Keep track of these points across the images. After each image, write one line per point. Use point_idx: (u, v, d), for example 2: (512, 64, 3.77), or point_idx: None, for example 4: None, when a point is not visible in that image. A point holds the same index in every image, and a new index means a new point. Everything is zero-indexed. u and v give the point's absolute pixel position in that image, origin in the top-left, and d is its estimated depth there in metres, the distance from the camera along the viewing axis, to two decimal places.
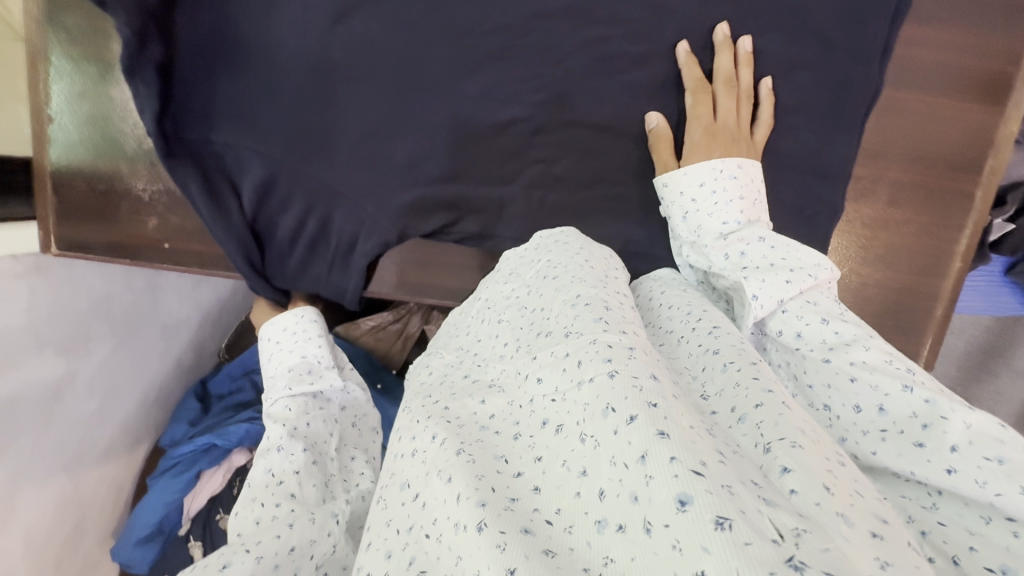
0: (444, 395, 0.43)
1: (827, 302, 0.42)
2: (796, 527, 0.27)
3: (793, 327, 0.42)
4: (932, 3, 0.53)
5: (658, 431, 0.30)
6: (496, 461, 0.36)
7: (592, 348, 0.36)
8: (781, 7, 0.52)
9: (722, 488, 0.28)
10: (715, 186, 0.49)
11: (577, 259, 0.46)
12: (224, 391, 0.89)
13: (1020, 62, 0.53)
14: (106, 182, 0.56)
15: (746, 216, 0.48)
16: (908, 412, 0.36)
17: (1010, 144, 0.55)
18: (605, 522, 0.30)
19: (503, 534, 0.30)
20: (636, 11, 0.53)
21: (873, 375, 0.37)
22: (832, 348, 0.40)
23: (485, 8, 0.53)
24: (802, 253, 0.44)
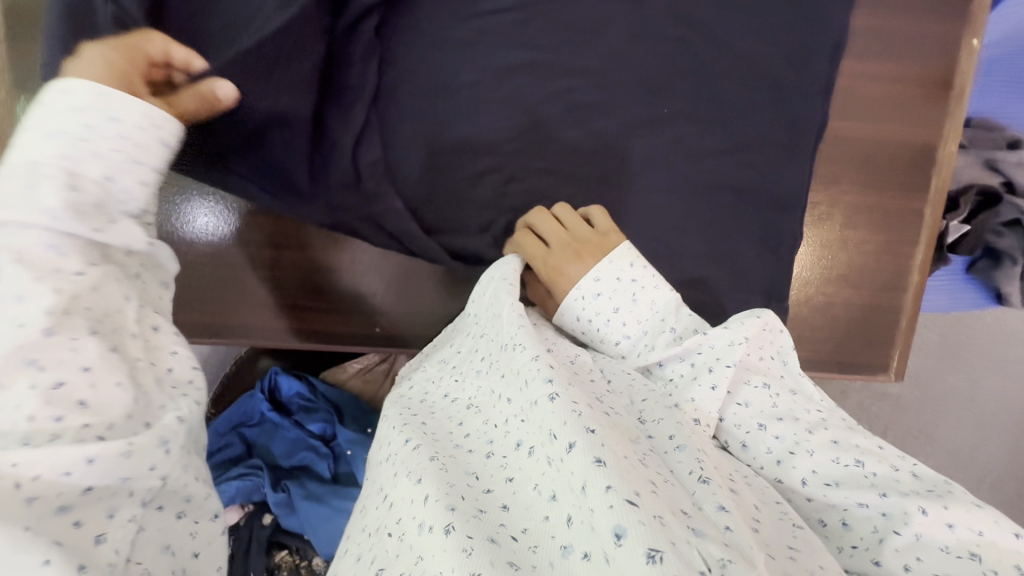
0: (423, 411, 0.50)
1: (757, 394, 0.44)
2: (722, 558, 0.31)
3: (764, 435, 0.43)
4: (869, 41, 0.58)
5: (594, 459, 0.34)
6: (467, 476, 0.41)
7: (536, 365, 0.42)
8: (729, 54, 0.56)
9: (653, 519, 0.32)
10: (616, 297, 0.50)
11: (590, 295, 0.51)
12: (212, 448, 0.88)
13: (952, 88, 0.58)
14: None
15: (620, 311, 0.50)
16: (869, 528, 0.37)
17: (951, 164, 0.59)
18: (570, 547, 0.33)
19: (469, 539, 0.35)
20: (595, 62, 0.57)
21: (825, 480, 0.39)
22: (778, 459, 0.41)
23: (454, 67, 0.56)
24: (710, 338, 0.46)
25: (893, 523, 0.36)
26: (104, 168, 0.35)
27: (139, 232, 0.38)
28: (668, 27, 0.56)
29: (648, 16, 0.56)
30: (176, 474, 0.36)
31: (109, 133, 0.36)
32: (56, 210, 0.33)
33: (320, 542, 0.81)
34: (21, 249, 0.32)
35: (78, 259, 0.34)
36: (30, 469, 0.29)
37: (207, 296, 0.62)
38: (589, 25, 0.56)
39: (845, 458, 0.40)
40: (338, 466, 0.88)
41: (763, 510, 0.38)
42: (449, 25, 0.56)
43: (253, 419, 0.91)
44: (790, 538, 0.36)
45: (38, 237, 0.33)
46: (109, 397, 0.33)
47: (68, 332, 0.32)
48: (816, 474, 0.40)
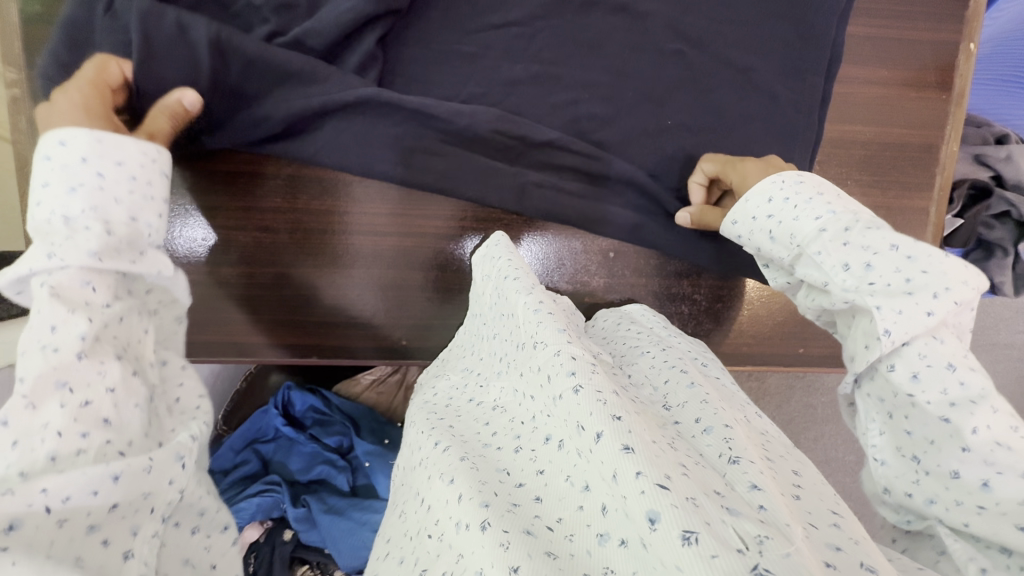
0: (449, 415, 0.51)
1: (953, 341, 0.39)
2: (758, 534, 0.31)
3: (930, 410, 0.38)
4: (870, 48, 0.60)
5: (623, 447, 0.35)
6: (498, 473, 0.42)
7: (557, 358, 0.42)
8: (727, 65, 0.58)
9: (686, 501, 0.32)
10: (788, 194, 0.46)
11: (765, 205, 0.47)
12: (227, 465, 0.88)
13: (950, 90, 0.61)
14: None
15: (839, 208, 0.43)
16: (1017, 499, 0.35)
17: (954, 162, 0.61)
18: (607, 535, 0.35)
19: (506, 533, 0.35)
20: (602, 75, 0.58)
21: (993, 450, 0.36)
22: (953, 403, 0.37)
23: (459, 81, 0.57)
24: (941, 261, 0.38)
25: None
26: (128, 210, 0.41)
27: (165, 261, 0.42)
28: (669, 42, 0.58)
29: (647, 29, 0.58)
30: (191, 489, 0.37)
31: (119, 175, 0.42)
32: (94, 252, 0.38)
33: (342, 556, 0.80)
34: (57, 286, 0.37)
35: (106, 292, 0.38)
36: (39, 485, 0.30)
37: (220, 315, 0.59)
38: (592, 40, 0.58)
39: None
40: (356, 479, 0.88)
41: (802, 491, 0.39)
42: (454, 39, 0.57)
43: (269, 435, 0.91)
44: (827, 516, 0.37)
45: (74, 274, 0.37)
46: (129, 415, 0.36)
47: (98, 355, 0.36)
48: (966, 475, 0.37)
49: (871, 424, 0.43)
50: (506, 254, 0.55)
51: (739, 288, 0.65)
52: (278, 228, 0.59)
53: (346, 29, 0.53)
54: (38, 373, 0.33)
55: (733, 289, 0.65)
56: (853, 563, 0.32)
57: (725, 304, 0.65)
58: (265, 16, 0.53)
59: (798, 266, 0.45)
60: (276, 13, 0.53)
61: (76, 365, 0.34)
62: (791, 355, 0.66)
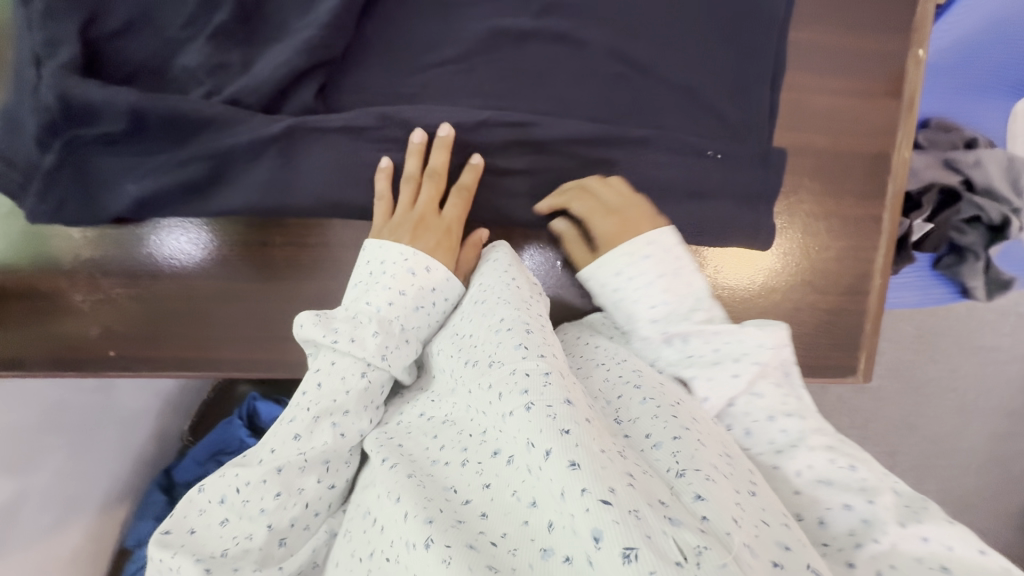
0: (400, 432, 0.49)
1: (771, 394, 0.46)
2: (698, 545, 0.30)
3: (765, 457, 0.43)
4: (816, 56, 0.59)
5: (570, 462, 0.34)
6: (445, 491, 0.41)
7: (512, 377, 0.40)
8: (676, 71, 0.56)
9: (629, 515, 0.31)
10: (631, 271, 0.53)
11: (612, 275, 0.54)
12: (190, 478, 0.87)
13: (901, 97, 0.60)
14: (44, 298, 0.54)
15: (671, 295, 0.52)
16: (847, 531, 0.37)
17: (906, 170, 0.61)
18: (551, 549, 0.33)
19: (449, 549, 0.35)
20: (547, 84, 0.56)
21: (817, 486, 0.40)
22: (780, 451, 0.43)
23: (397, 90, 0.55)
24: (731, 336, 0.48)
25: (873, 531, 0.36)
26: (410, 303, 0.51)
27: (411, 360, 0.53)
28: (611, 65, 0.56)
29: (587, 59, 0.56)
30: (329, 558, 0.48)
31: (415, 277, 0.52)
32: (387, 355, 0.49)
33: None
34: (372, 378, 0.49)
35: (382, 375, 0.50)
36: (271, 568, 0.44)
37: (157, 328, 0.56)
38: (532, 68, 0.56)
39: (841, 463, 0.41)
40: None
41: (759, 487, 0.38)
42: (392, 44, 0.54)
43: (234, 447, 0.89)
44: (779, 514, 0.36)
45: (377, 350, 0.49)
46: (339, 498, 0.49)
47: (347, 428, 0.48)
48: (808, 514, 0.40)
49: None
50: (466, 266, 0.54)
51: None
52: (222, 238, 0.56)
53: (279, 40, 0.52)
54: (328, 443, 0.47)
55: None
56: (800, 564, 0.32)
57: None
58: (200, 78, 0.50)
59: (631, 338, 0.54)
60: (212, 76, 0.50)
61: (345, 448, 0.48)
62: None
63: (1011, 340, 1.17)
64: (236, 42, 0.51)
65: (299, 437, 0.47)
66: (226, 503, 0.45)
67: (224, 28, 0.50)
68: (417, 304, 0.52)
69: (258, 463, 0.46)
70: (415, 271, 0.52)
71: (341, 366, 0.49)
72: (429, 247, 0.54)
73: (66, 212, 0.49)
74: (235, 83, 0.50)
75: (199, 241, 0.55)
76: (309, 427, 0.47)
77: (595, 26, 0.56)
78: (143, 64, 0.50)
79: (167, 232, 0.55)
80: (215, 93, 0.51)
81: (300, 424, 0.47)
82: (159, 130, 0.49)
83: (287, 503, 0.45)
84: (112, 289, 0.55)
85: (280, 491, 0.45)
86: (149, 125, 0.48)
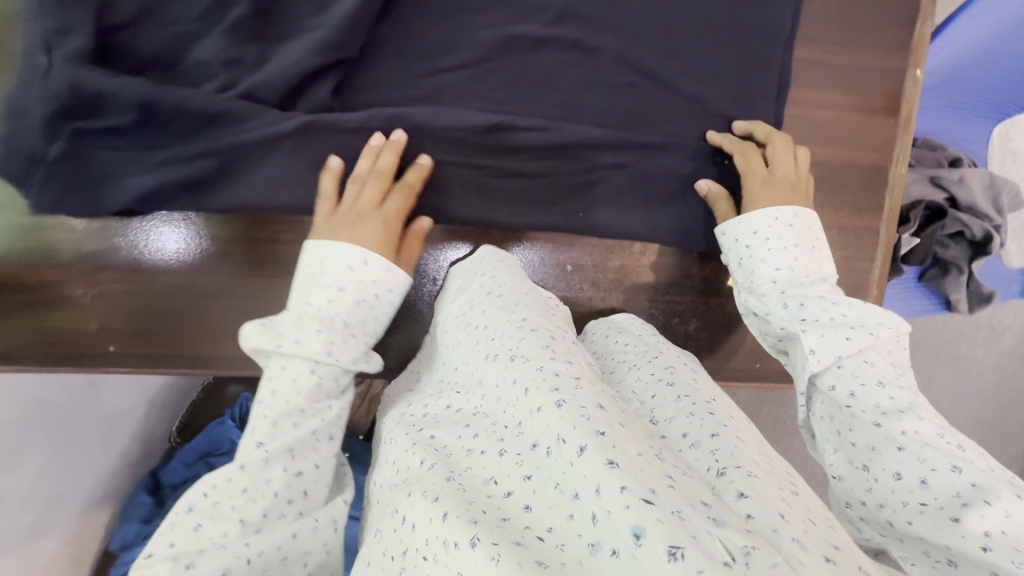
0: (427, 424, 0.50)
1: (883, 363, 0.46)
2: (745, 544, 0.30)
3: (867, 416, 0.43)
4: (819, 72, 0.61)
5: (608, 461, 0.34)
6: (485, 486, 0.40)
7: (539, 373, 0.41)
8: (686, 81, 0.58)
9: (671, 514, 0.31)
10: (770, 233, 0.54)
11: (753, 234, 0.55)
12: (178, 480, 0.84)
13: (899, 114, 0.62)
14: (41, 291, 0.52)
15: (800, 263, 0.52)
16: (950, 492, 0.38)
17: (903, 184, 0.63)
18: (598, 545, 0.33)
19: (496, 546, 0.34)
20: (560, 89, 0.57)
21: (922, 447, 0.40)
22: (885, 413, 0.43)
23: (411, 90, 0.55)
24: (863, 312, 0.48)
25: (983, 494, 0.37)
26: (334, 301, 0.49)
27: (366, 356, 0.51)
28: (622, 73, 0.57)
29: (599, 67, 0.57)
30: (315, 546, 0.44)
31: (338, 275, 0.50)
32: (337, 351, 0.48)
33: None
34: (321, 376, 0.47)
35: (332, 370, 0.48)
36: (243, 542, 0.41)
37: (158, 324, 0.55)
38: (546, 74, 0.56)
39: (948, 436, 0.41)
40: None
41: (800, 486, 0.39)
42: (408, 44, 0.54)
43: (223, 448, 0.86)
44: (824, 514, 0.37)
45: (326, 343, 0.47)
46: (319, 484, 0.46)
47: (304, 421, 0.47)
48: (906, 473, 0.40)
49: (832, 440, 0.46)
50: (492, 271, 0.55)
51: (695, 304, 0.65)
52: (225, 233, 0.55)
53: (295, 36, 0.51)
54: (288, 440, 0.45)
55: (689, 305, 0.65)
56: (851, 561, 0.32)
57: (683, 320, 0.66)
58: (213, 72, 0.50)
59: (745, 297, 0.54)
60: (225, 70, 0.50)
61: (303, 438, 0.46)
62: (747, 370, 0.67)
63: (987, 351, 1.21)
64: (251, 36, 0.50)
65: (256, 435, 0.45)
66: (195, 510, 0.42)
67: (239, 22, 0.49)
68: (357, 299, 0.50)
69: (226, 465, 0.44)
70: (352, 266, 0.50)
71: (290, 368, 0.47)
72: (357, 237, 0.51)
73: (70, 202, 0.48)
74: (249, 78, 0.50)
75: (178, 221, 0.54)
76: (270, 432, 0.45)
77: (608, 34, 0.56)
78: (155, 55, 0.49)
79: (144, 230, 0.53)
80: (227, 87, 0.50)
81: (261, 432, 0.45)
82: (170, 122, 0.48)
83: (257, 496, 0.43)
84: (113, 283, 0.54)
85: (245, 487, 0.43)
86: (160, 116, 0.48)
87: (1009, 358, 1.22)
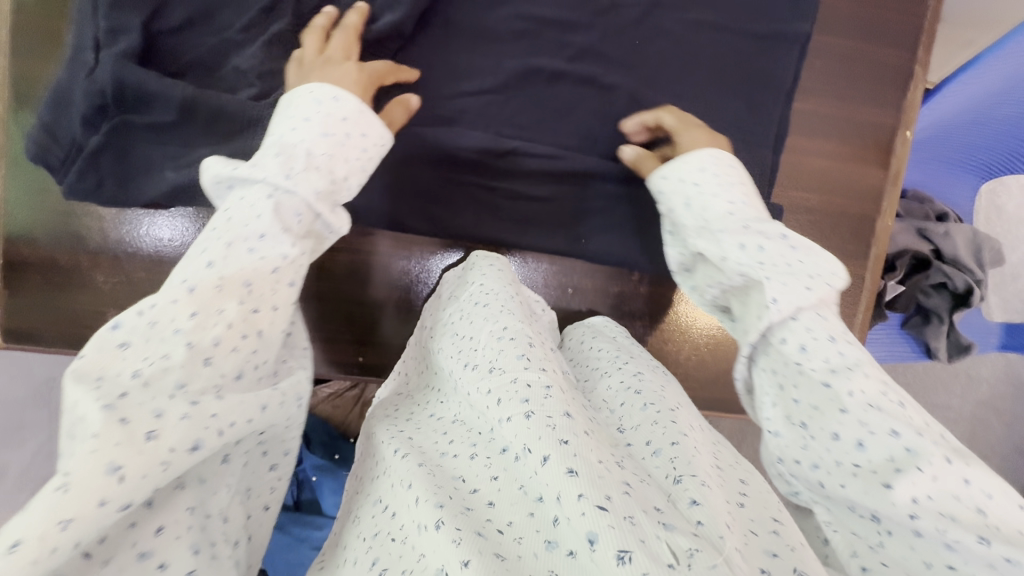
0: (409, 428, 0.51)
1: (835, 319, 0.41)
2: (689, 548, 0.34)
3: (815, 374, 0.38)
4: (816, 124, 0.65)
5: (568, 469, 0.37)
6: (454, 480, 0.43)
7: (513, 386, 0.43)
8: (692, 123, 0.61)
9: (623, 520, 0.34)
10: (716, 170, 0.50)
11: (704, 172, 0.50)
12: None
13: (888, 170, 0.66)
14: (64, 276, 0.54)
15: (749, 201, 0.49)
16: (886, 455, 0.35)
17: (888, 235, 0.67)
18: (554, 542, 0.37)
19: (458, 531, 0.38)
20: (574, 122, 0.60)
21: (867, 410, 0.36)
22: (834, 370, 0.38)
23: (434, 110, 0.58)
24: (818, 258, 0.43)
25: (918, 459, 0.34)
26: (307, 147, 0.42)
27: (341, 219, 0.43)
28: (632, 112, 0.61)
29: (612, 104, 0.60)
30: (280, 425, 0.38)
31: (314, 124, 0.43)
32: (309, 184, 0.40)
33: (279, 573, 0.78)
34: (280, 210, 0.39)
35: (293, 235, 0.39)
36: (209, 408, 0.32)
37: None
38: (561, 106, 0.60)
39: (892, 395, 0.37)
40: (301, 494, 0.86)
41: (748, 497, 0.42)
42: (434, 68, 0.57)
43: None
44: (769, 522, 0.39)
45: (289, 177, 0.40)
46: (277, 336, 0.37)
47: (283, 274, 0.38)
48: (845, 435, 0.37)
49: (770, 393, 0.42)
50: (481, 278, 0.57)
51: (687, 333, 0.68)
52: None
53: None
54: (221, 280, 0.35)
55: (681, 333, 0.68)
56: (785, 567, 0.35)
57: (673, 348, 0.69)
58: (249, 80, 0.53)
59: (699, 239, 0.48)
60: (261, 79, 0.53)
61: (265, 275, 0.37)
62: (732, 401, 0.70)
63: (963, 400, 1.25)
64: (290, 52, 0.53)
65: (211, 263, 0.36)
66: (123, 329, 0.33)
67: (279, 37, 0.53)
68: (325, 130, 0.43)
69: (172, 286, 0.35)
70: (319, 99, 0.44)
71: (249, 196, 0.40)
72: (331, 77, 0.46)
73: (101, 191, 0.50)
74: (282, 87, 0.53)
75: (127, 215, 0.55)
76: (227, 253, 0.37)
77: (622, 75, 0.60)
78: (196, 61, 0.52)
79: (139, 246, 0.55)
80: (261, 96, 0.53)
81: (212, 252, 0.37)
82: (204, 124, 0.51)
83: (204, 352, 0.34)
84: (133, 272, 0.56)
85: (188, 340, 0.33)
86: (196, 118, 0.50)
87: (985, 408, 1.25)
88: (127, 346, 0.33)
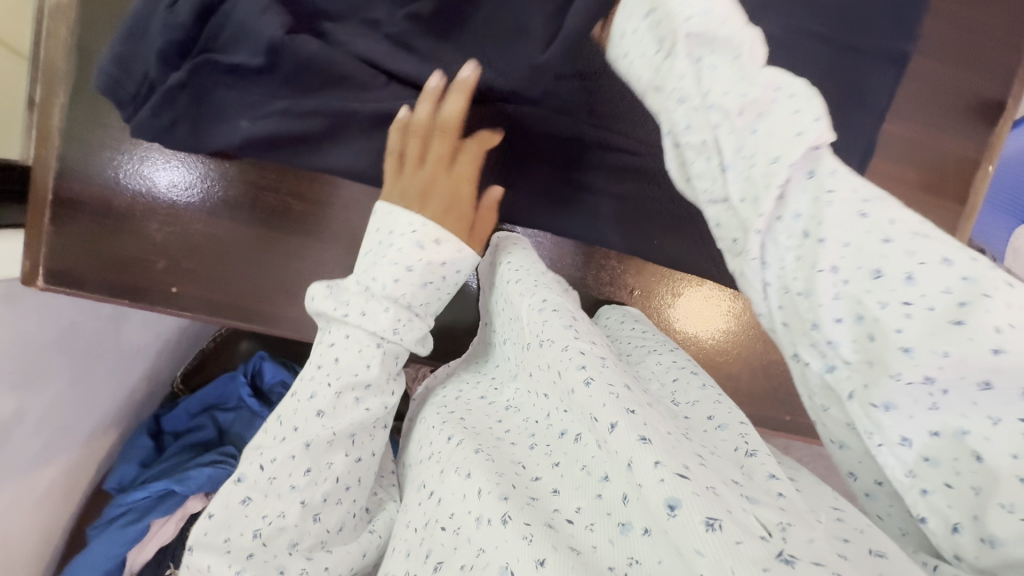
0: (460, 408, 0.50)
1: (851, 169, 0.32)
2: (781, 521, 0.29)
3: (845, 206, 0.30)
4: (899, 150, 0.64)
5: (640, 437, 0.33)
6: (514, 466, 0.41)
7: (566, 353, 0.41)
8: None
9: (706, 489, 0.30)
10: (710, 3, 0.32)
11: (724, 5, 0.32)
12: (180, 428, 0.83)
13: (965, 202, 0.65)
14: (116, 220, 0.51)
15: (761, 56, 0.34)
16: (942, 288, 0.27)
17: None
18: (628, 525, 0.33)
19: (528, 526, 0.34)
20: None
21: (912, 238, 0.28)
22: (866, 201, 0.30)
23: None
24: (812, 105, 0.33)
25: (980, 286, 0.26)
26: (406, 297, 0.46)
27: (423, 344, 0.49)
28: None
29: None
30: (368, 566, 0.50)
31: (413, 265, 0.46)
32: (406, 336, 0.46)
33: None
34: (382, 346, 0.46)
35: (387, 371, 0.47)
36: (319, 561, 0.44)
37: (221, 275, 0.54)
38: None
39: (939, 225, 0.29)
40: None
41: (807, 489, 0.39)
42: None
43: (229, 403, 0.86)
44: (830, 510, 0.36)
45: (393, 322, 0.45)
46: (370, 477, 0.48)
47: (368, 401, 0.47)
48: (887, 270, 0.28)
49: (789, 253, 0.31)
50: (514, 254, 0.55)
51: (742, 348, 0.67)
52: (293, 189, 0.54)
53: None
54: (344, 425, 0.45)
55: (735, 347, 0.67)
56: (864, 551, 0.30)
57: (726, 361, 0.67)
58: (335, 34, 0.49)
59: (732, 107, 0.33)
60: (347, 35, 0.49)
61: (363, 421, 0.46)
62: (779, 421, 0.68)
63: None
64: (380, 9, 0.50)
65: (321, 414, 0.45)
66: (248, 482, 0.45)
67: None
68: (424, 280, 0.47)
69: (283, 442, 0.45)
70: (424, 243, 0.47)
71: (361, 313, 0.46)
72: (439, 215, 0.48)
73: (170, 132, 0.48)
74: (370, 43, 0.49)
75: (140, 157, 0.51)
76: (333, 402, 0.45)
77: None
78: None
79: (151, 181, 0.51)
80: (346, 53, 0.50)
81: (322, 401, 0.45)
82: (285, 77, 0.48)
83: (314, 509, 0.44)
84: (189, 224, 0.53)
85: (303, 499, 0.44)
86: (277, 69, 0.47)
87: None
88: (257, 508, 0.44)
